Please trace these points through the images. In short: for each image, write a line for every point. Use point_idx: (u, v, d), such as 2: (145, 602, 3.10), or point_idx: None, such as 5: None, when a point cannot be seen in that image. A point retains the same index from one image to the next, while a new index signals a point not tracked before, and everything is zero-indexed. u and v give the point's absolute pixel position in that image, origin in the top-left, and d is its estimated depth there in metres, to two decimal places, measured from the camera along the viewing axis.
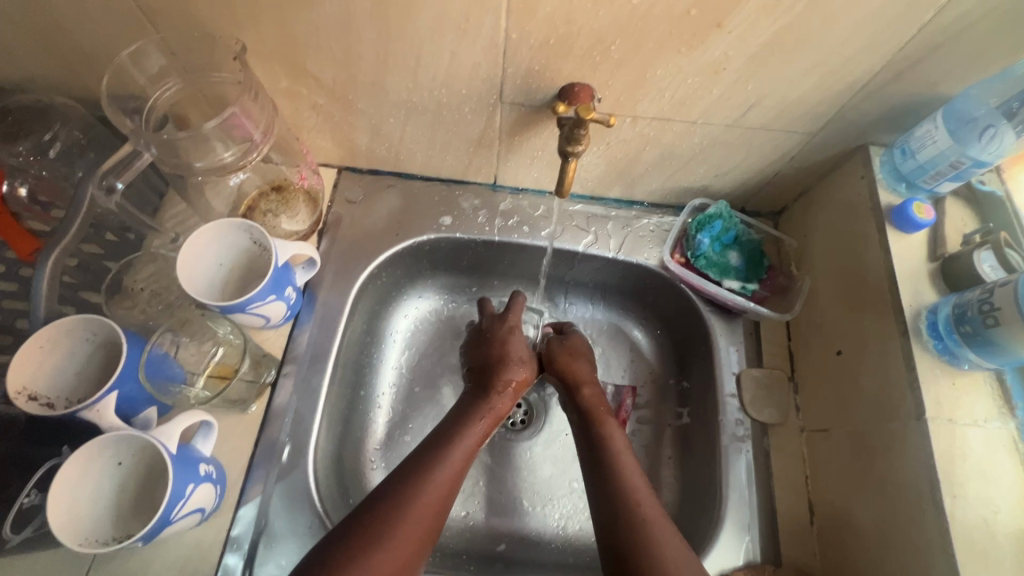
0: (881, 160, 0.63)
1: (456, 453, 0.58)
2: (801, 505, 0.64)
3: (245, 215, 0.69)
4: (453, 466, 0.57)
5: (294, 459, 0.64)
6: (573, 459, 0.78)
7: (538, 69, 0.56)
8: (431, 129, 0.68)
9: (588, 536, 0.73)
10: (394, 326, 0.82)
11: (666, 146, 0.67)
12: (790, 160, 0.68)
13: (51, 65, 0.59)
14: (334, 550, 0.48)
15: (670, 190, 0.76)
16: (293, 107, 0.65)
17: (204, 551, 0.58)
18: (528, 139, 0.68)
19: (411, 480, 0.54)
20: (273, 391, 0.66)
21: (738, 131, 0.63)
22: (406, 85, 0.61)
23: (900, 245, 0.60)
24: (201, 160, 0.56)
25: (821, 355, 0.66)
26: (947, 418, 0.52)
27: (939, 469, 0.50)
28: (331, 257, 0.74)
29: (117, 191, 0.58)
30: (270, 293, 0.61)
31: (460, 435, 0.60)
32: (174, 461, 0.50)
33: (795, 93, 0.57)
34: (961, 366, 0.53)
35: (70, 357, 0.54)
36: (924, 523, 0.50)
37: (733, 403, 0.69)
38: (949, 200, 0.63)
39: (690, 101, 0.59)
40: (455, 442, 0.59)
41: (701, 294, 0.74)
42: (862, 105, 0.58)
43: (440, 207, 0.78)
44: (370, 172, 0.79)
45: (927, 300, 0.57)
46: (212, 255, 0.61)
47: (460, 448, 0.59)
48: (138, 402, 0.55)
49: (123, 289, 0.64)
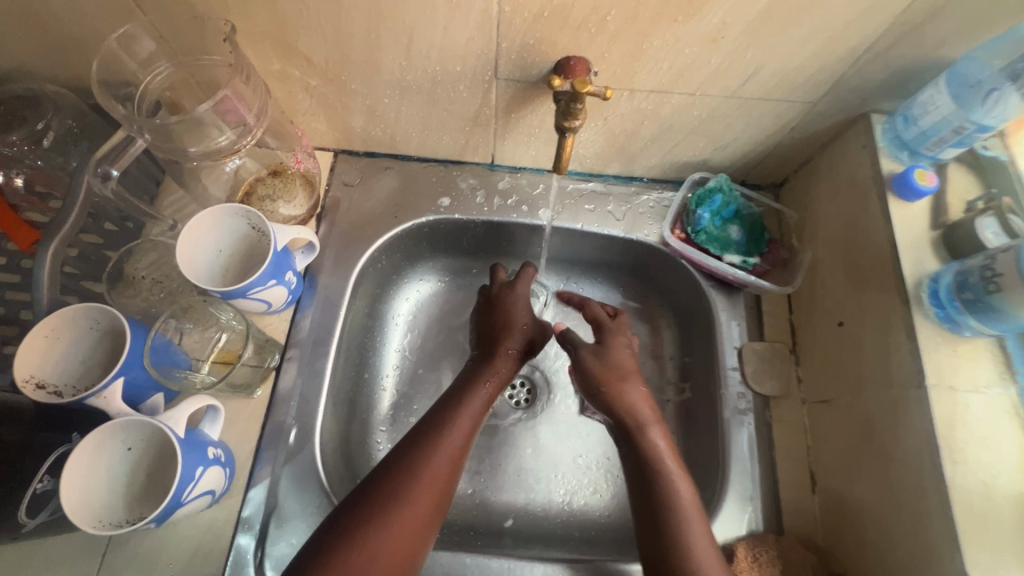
0: (882, 128, 0.63)
1: (466, 418, 0.59)
2: (803, 475, 0.64)
3: (243, 201, 0.69)
4: (458, 434, 0.57)
5: (301, 442, 0.64)
6: (577, 435, 0.79)
7: (532, 43, 0.55)
8: (427, 108, 0.67)
9: (593, 510, 0.74)
10: (396, 309, 0.82)
11: (665, 120, 0.66)
12: (791, 131, 0.67)
13: (40, 54, 0.58)
14: (330, 540, 0.49)
15: (670, 165, 0.75)
16: (286, 89, 0.64)
17: (217, 532, 0.59)
18: (525, 116, 0.67)
19: (411, 460, 0.54)
20: (278, 375, 0.67)
21: (737, 103, 0.62)
22: (399, 64, 0.60)
23: (902, 214, 0.59)
24: (196, 145, 0.55)
25: (823, 327, 0.66)
26: (948, 385, 0.52)
27: (939, 434, 0.50)
28: (331, 241, 0.74)
29: (113, 178, 0.57)
30: (270, 278, 0.61)
31: (467, 400, 0.61)
32: (182, 445, 0.51)
33: (795, 61, 0.56)
34: (962, 333, 0.53)
35: (76, 345, 0.55)
36: (925, 489, 0.51)
37: (735, 376, 0.69)
38: (953, 166, 0.62)
39: (688, 72, 0.58)
40: (460, 410, 0.60)
41: (702, 269, 0.73)
42: (863, 72, 0.57)
43: (437, 187, 0.78)
44: (366, 155, 0.79)
45: (929, 268, 0.57)
46: (211, 242, 0.61)
47: (466, 415, 0.59)
48: (145, 389, 0.56)
49: (124, 277, 0.64)
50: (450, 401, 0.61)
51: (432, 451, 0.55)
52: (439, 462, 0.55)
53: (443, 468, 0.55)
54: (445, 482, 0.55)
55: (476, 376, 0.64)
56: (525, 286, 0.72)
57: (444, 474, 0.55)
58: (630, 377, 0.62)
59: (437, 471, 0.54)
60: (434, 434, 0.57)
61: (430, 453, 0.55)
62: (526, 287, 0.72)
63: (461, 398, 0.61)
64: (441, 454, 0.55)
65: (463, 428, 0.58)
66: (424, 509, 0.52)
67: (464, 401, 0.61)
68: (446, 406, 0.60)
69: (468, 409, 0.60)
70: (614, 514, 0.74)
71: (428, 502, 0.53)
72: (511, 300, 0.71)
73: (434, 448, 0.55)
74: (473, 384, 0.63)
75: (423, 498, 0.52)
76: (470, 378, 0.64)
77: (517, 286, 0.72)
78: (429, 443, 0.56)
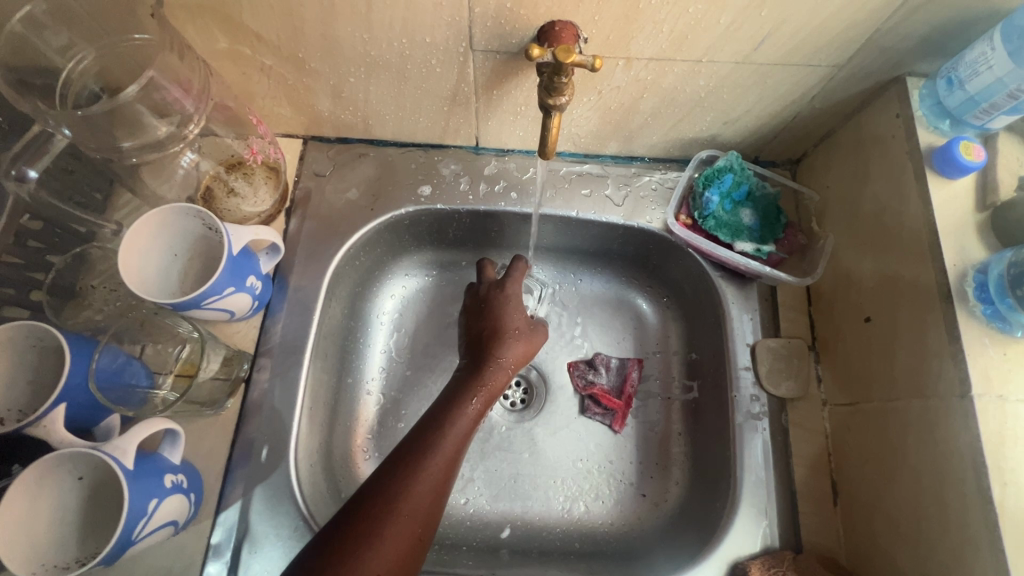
0: (920, 93, 0.54)
1: (450, 438, 0.54)
2: (824, 485, 0.59)
3: (202, 199, 0.63)
4: (442, 458, 0.52)
5: (273, 460, 0.59)
6: (577, 438, 0.73)
7: (510, 7, 0.48)
8: (399, 87, 0.59)
9: (595, 518, 0.69)
10: (380, 307, 0.76)
11: (667, 92, 0.58)
12: (811, 101, 0.59)
13: None
14: None
15: (674, 143, 0.67)
16: (239, 71, 0.57)
17: (186, 561, 0.55)
18: (508, 93, 0.59)
19: (388, 490, 0.48)
20: (248, 387, 0.62)
21: (750, 69, 0.54)
22: (361, 37, 0.52)
23: (942, 194, 0.52)
24: (129, 139, 0.51)
25: (847, 321, 0.59)
26: (997, 394, 0.45)
27: (986, 451, 0.44)
28: (302, 239, 0.67)
29: (31, 178, 0.55)
30: (229, 285, 0.55)
31: (455, 417, 0.56)
32: (132, 478, 0.46)
33: (819, 17, 0.47)
34: (1014, 332, 0.46)
35: (16, 367, 0.50)
36: (967, 511, 0.45)
37: (748, 377, 0.62)
38: (1002, 136, 0.54)
39: (693, 35, 0.50)
40: (444, 430, 0.54)
41: (711, 258, 0.66)
42: (900, 28, 0.49)
43: (418, 175, 0.70)
44: (339, 141, 0.71)
45: (975, 257, 0.50)
46: (163, 247, 0.55)
47: (451, 436, 0.54)
48: (94, 411, 0.51)
49: (72, 289, 0.58)
50: (435, 419, 0.55)
51: (411, 479, 0.50)
52: (421, 492, 0.49)
53: (424, 502, 0.49)
54: (425, 516, 0.49)
55: (463, 391, 0.58)
56: (516, 282, 0.67)
57: (426, 506, 0.49)
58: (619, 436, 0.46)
59: (418, 504, 0.49)
60: (414, 462, 0.51)
61: (411, 481, 0.49)
62: (517, 283, 0.67)
63: (447, 418, 0.55)
64: (423, 483, 0.50)
65: (450, 450, 0.53)
66: (403, 548, 0.46)
67: (449, 419, 0.55)
68: (430, 425, 0.55)
69: (452, 428, 0.54)
70: (618, 523, 0.68)
71: (407, 539, 0.47)
72: (503, 302, 0.66)
73: (413, 476, 0.50)
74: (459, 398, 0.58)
75: (402, 535, 0.47)
76: (458, 391, 0.59)
77: (507, 287, 0.67)
78: (411, 472, 0.50)
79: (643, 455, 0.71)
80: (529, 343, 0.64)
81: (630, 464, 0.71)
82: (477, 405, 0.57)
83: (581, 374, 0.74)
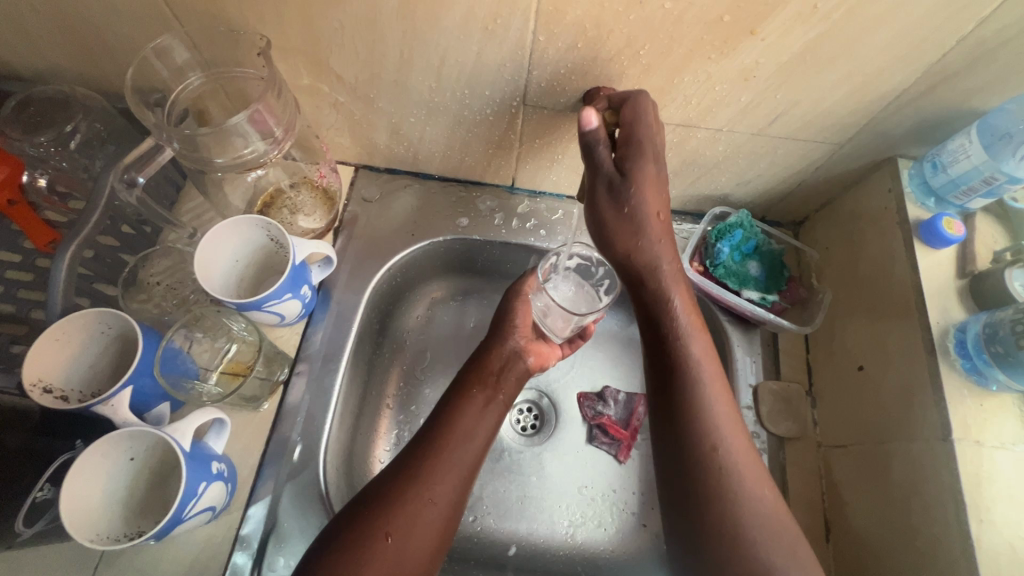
0: (910, 173, 0.62)
1: (486, 406, 0.60)
2: (817, 522, 0.63)
3: (262, 211, 0.69)
4: (487, 421, 0.59)
5: (305, 459, 0.63)
6: (584, 464, 0.77)
7: (564, 72, 0.55)
8: (453, 129, 0.67)
9: (596, 543, 0.72)
10: (406, 326, 0.80)
11: (689, 153, 0.66)
12: (815, 171, 0.67)
13: (76, 58, 0.59)
14: (365, 503, 0.51)
15: (691, 198, 0.75)
16: (314, 104, 0.64)
17: (214, 550, 0.57)
18: (549, 142, 0.67)
19: (438, 442, 0.55)
20: (286, 389, 0.66)
21: (764, 140, 0.62)
22: (429, 85, 0.60)
23: (928, 260, 0.59)
24: (222, 156, 0.56)
25: (840, 370, 0.65)
26: (974, 440, 0.51)
27: (965, 490, 0.49)
28: (347, 255, 0.73)
29: (138, 184, 0.59)
30: (287, 291, 0.60)
31: (484, 381, 0.62)
32: (187, 459, 0.50)
33: (826, 102, 0.56)
34: (989, 386, 0.53)
35: (85, 350, 0.54)
36: (948, 545, 0.49)
37: (749, 415, 0.67)
38: (979, 215, 0.62)
39: (717, 108, 0.58)
40: (477, 394, 0.60)
41: (720, 303, 0.72)
42: (894, 117, 0.57)
43: (456, 208, 0.77)
44: (387, 171, 0.78)
45: (955, 317, 0.56)
46: (230, 253, 0.61)
47: (492, 405, 0.60)
48: (152, 398, 0.55)
49: (138, 282, 0.64)
50: (463, 383, 0.61)
51: (458, 437, 0.56)
52: (464, 450, 0.55)
53: (449, 490, 0.53)
54: (471, 468, 0.55)
55: (480, 368, 0.63)
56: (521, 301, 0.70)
57: (470, 463, 0.55)
58: (648, 215, 0.56)
59: (462, 460, 0.55)
60: (442, 448, 0.55)
61: (459, 436, 0.56)
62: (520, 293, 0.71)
63: (470, 411, 0.59)
64: (460, 436, 0.56)
65: (473, 450, 0.56)
66: (447, 501, 0.53)
67: (481, 386, 0.61)
68: (461, 387, 0.61)
69: (470, 408, 0.59)
70: (619, 550, 0.72)
71: (454, 493, 0.53)
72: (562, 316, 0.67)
73: (440, 462, 0.54)
74: (484, 364, 0.64)
75: (448, 488, 0.53)
76: (478, 363, 0.64)
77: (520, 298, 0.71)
78: (442, 456, 0.54)
79: (645, 485, 0.76)
80: (538, 351, 0.68)
81: (633, 494, 0.75)
82: (496, 407, 0.61)
83: (590, 405, 0.79)
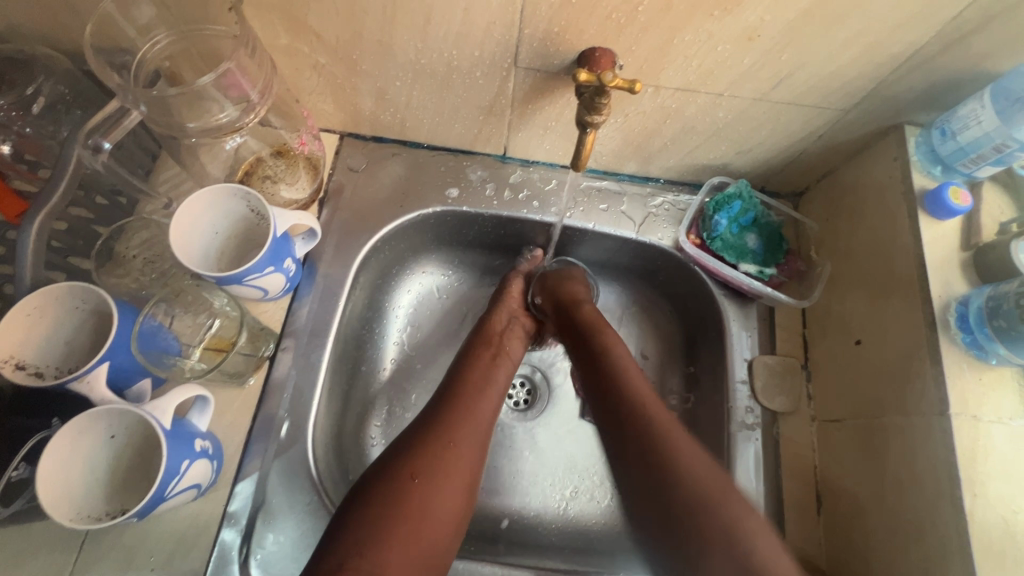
0: (916, 140, 0.60)
1: (492, 371, 0.62)
2: (808, 494, 0.63)
3: (243, 180, 0.67)
4: (497, 388, 0.61)
5: (294, 435, 0.62)
6: (577, 439, 0.76)
7: (557, 32, 0.52)
8: (440, 94, 0.63)
9: (589, 516, 0.72)
10: (397, 300, 0.78)
11: (688, 120, 0.63)
12: (818, 139, 0.64)
13: (34, 16, 0.55)
14: (389, 454, 0.52)
15: (688, 167, 0.72)
16: (294, 66, 0.61)
17: (201, 526, 0.56)
18: (542, 108, 0.64)
19: (454, 397, 0.58)
20: (272, 364, 0.64)
21: (767, 106, 0.59)
22: (415, 46, 0.56)
23: (932, 232, 0.57)
24: (194, 121, 0.53)
25: (837, 345, 0.64)
26: (971, 414, 0.50)
27: (959, 464, 0.49)
28: (333, 227, 0.71)
29: (103, 150, 0.56)
30: (269, 265, 0.58)
31: (481, 349, 0.65)
32: (169, 437, 0.48)
33: (833, 65, 0.53)
34: (988, 360, 0.52)
35: (58, 326, 0.52)
36: (940, 518, 0.49)
37: (744, 390, 0.66)
38: (986, 185, 0.60)
39: (719, 72, 0.55)
40: (482, 360, 0.63)
41: (716, 277, 0.70)
42: (902, 80, 0.55)
43: (446, 178, 0.74)
44: (373, 140, 0.75)
45: (957, 291, 0.55)
46: (208, 225, 0.58)
47: (500, 371, 0.63)
48: (131, 374, 0.53)
49: (114, 256, 0.61)
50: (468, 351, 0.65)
51: (477, 394, 0.59)
52: (483, 408, 0.58)
53: (473, 437, 0.55)
54: (486, 430, 0.57)
55: (480, 341, 0.66)
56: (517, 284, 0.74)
57: (486, 420, 0.57)
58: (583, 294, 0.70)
59: (480, 418, 0.57)
60: (461, 401, 0.57)
61: (476, 392, 0.59)
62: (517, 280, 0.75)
63: (479, 366, 0.63)
64: (474, 393, 0.59)
65: (486, 407, 0.58)
66: (471, 450, 0.54)
67: (485, 352, 0.65)
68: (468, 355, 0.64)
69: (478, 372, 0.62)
70: (611, 522, 0.72)
71: (475, 448, 0.54)
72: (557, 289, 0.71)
73: (460, 408, 0.56)
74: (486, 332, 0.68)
75: (470, 438, 0.54)
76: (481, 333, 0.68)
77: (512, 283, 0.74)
78: (460, 405, 0.57)
79: None
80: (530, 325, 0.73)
81: None
82: (504, 365, 0.64)
83: None
